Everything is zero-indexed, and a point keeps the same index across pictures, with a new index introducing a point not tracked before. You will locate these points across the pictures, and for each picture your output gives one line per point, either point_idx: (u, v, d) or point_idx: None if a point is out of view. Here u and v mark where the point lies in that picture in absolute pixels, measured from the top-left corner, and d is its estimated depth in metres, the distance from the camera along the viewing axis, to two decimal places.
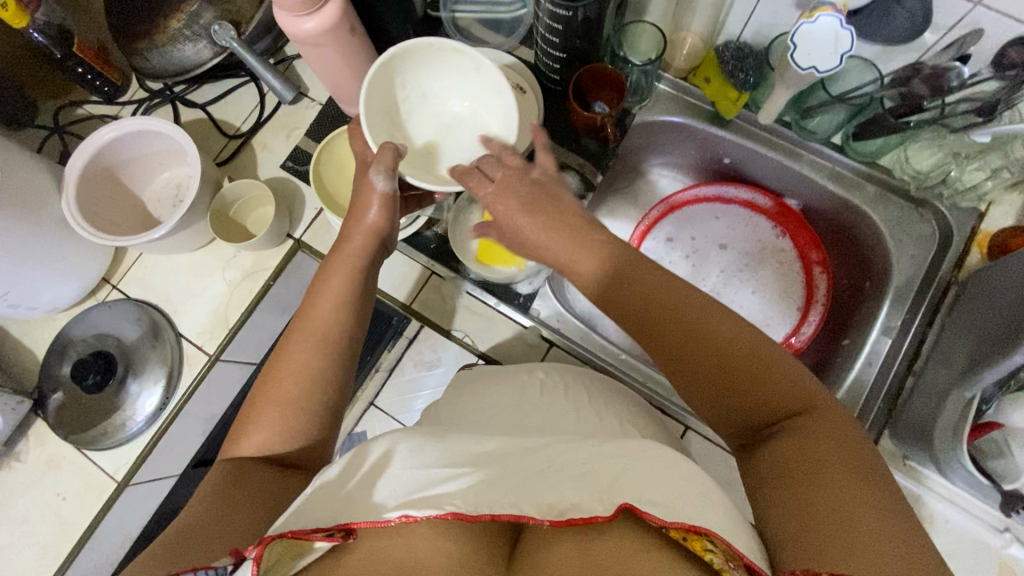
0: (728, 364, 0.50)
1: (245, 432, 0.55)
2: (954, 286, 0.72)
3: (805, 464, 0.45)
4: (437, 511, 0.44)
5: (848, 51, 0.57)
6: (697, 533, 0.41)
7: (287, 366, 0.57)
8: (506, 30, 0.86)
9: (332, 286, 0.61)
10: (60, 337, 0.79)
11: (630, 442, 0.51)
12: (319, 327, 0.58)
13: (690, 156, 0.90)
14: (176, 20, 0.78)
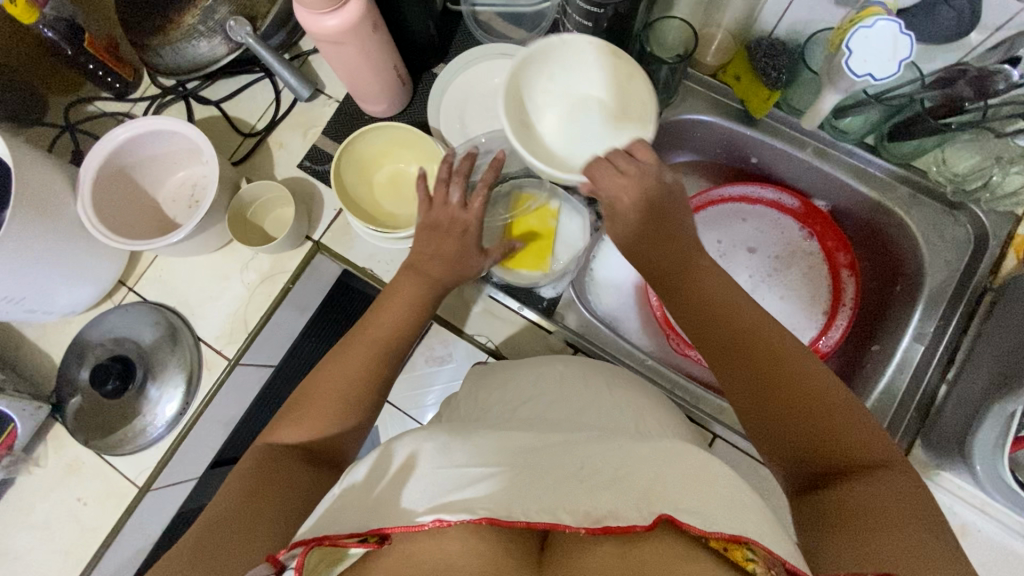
0: (795, 397, 0.50)
1: (290, 422, 0.58)
2: (990, 292, 0.70)
3: (866, 505, 0.44)
4: (471, 516, 0.44)
5: (906, 59, 0.57)
6: (738, 543, 0.40)
7: (344, 366, 0.60)
8: (529, 24, 0.83)
9: (398, 296, 0.65)
10: (77, 340, 0.78)
11: (662, 444, 0.52)
12: (382, 334, 0.63)
13: (715, 154, 0.88)
14: (189, 16, 0.75)
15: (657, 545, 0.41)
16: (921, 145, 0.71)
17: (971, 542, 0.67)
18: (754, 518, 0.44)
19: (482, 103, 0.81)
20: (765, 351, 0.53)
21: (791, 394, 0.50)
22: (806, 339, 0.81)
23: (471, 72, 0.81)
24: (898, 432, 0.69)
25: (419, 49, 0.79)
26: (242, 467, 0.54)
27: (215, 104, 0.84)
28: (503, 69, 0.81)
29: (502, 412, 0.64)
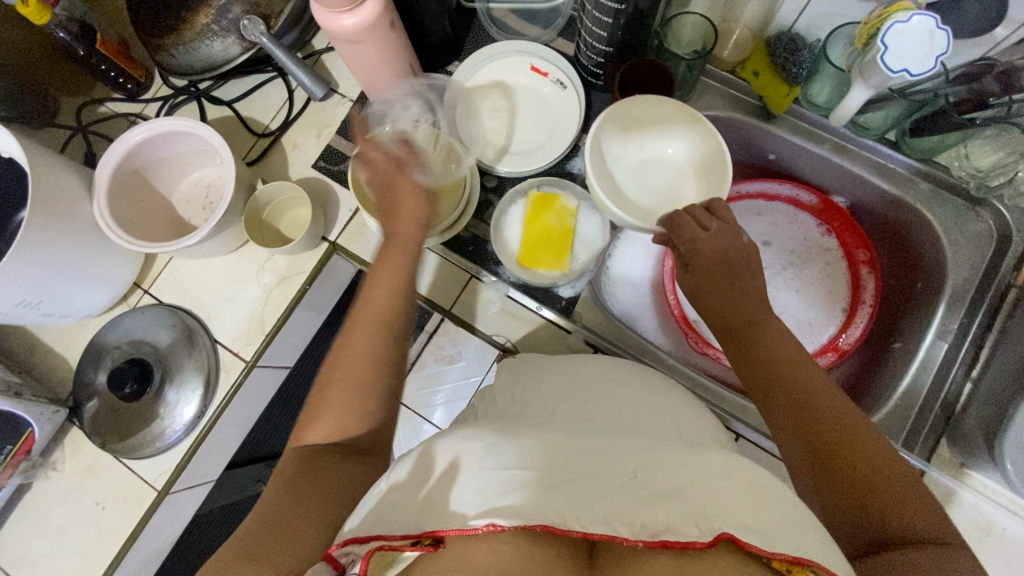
0: (845, 457, 0.48)
1: (314, 418, 0.54)
2: (1014, 290, 0.70)
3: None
4: (521, 521, 0.44)
5: (943, 54, 0.56)
6: (802, 565, 0.39)
7: (350, 352, 0.55)
8: (543, 21, 0.83)
9: (388, 272, 0.60)
10: (93, 343, 0.77)
11: (713, 455, 0.51)
12: (379, 310, 0.58)
13: (732, 151, 0.87)
14: (204, 16, 0.74)
15: (717, 562, 0.40)
16: (944, 140, 0.70)
17: (996, 541, 0.66)
18: (808, 532, 0.43)
19: (498, 101, 0.80)
20: (825, 412, 0.50)
21: (853, 458, 0.47)
22: (825, 335, 0.82)
23: (487, 69, 0.80)
24: (923, 433, 0.69)
25: (434, 47, 0.79)
26: (275, 474, 0.52)
27: (228, 105, 0.83)
28: (519, 66, 0.80)
29: (538, 409, 0.63)
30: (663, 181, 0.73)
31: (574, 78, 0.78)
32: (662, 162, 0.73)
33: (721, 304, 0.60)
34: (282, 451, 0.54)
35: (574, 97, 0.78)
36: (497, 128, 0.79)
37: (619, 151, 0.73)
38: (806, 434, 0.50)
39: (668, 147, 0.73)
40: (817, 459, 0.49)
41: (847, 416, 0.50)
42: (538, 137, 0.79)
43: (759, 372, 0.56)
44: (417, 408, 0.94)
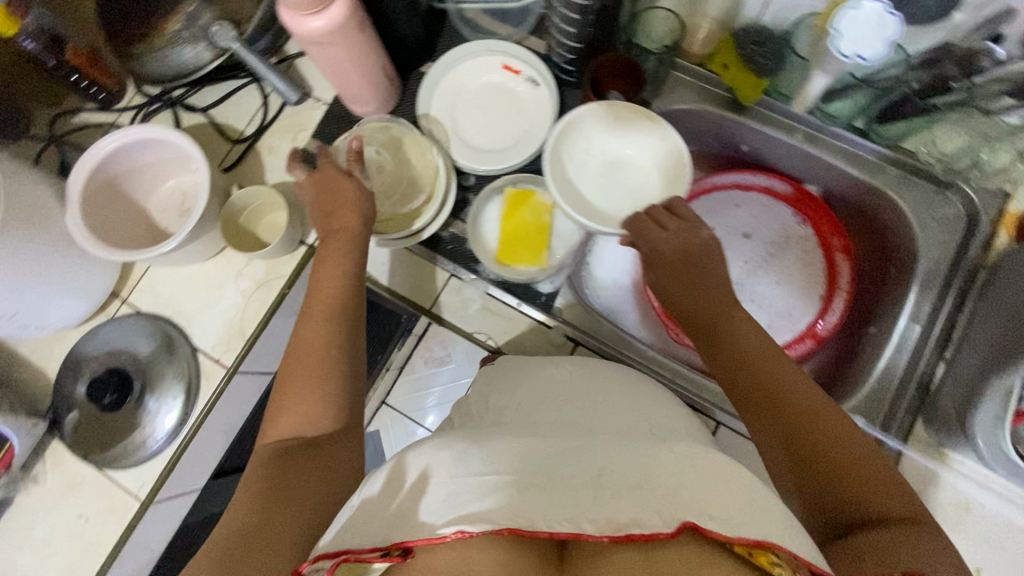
0: (820, 446, 0.48)
1: (278, 417, 0.57)
2: (983, 271, 0.72)
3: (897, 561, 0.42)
4: (492, 527, 0.44)
5: (894, 37, 0.58)
6: (764, 548, 0.42)
7: (303, 346, 0.60)
8: (515, 20, 0.83)
9: (331, 267, 0.63)
10: (71, 355, 0.77)
11: (681, 448, 0.53)
12: (325, 302, 0.62)
13: (707, 144, 0.88)
14: (175, 23, 0.76)
15: (684, 552, 0.42)
16: (910, 125, 0.71)
17: (976, 519, 0.66)
18: (771, 525, 0.44)
19: (472, 100, 0.80)
20: (793, 401, 0.51)
21: (820, 445, 0.48)
22: (803, 323, 0.82)
23: (460, 69, 0.81)
24: (898, 415, 0.69)
25: (406, 49, 0.79)
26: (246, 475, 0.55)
27: (202, 111, 0.83)
28: (492, 66, 0.81)
29: (514, 414, 0.64)
30: (631, 184, 0.74)
31: (546, 76, 0.79)
32: (630, 165, 0.74)
33: (684, 300, 0.59)
34: (254, 449, 0.57)
35: (546, 95, 0.79)
36: (470, 127, 0.80)
37: (587, 157, 0.74)
38: (777, 424, 0.51)
39: (637, 149, 0.73)
40: (789, 449, 0.50)
41: (813, 405, 0.50)
42: (511, 135, 0.79)
43: (728, 362, 0.55)
44: (406, 411, 0.89)
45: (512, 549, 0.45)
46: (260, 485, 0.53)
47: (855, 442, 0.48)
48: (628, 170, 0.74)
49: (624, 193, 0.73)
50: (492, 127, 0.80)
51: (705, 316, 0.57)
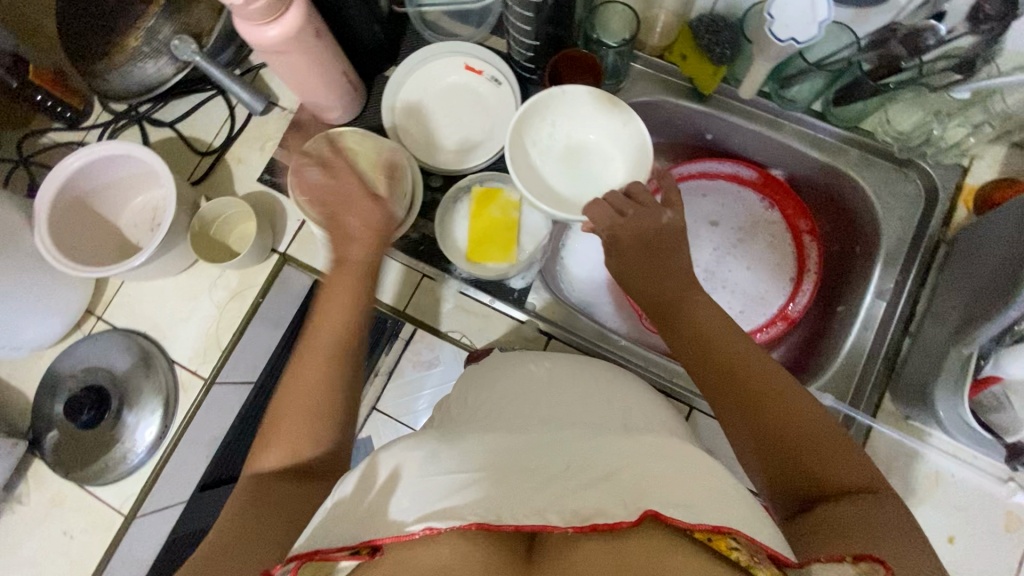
0: (780, 423, 0.50)
1: (266, 445, 0.55)
2: (944, 243, 0.73)
3: (854, 532, 0.44)
4: (461, 522, 0.44)
5: (825, 19, 0.59)
6: (722, 533, 0.42)
7: (302, 382, 0.56)
8: (476, 20, 0.84)
9: (339, 296, 0.59)
10: (49, 374, 0.77)
11: (645, 441, 0.54)
12: (329, 335, 0.57)
13: (673, 135, 0.89)
14: (135, 38, 0.76)
15: (645, 540, 0.42)
16: (866, 107, 0.72)
17: (948, 489, 0.67)
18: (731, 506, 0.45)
19: (436, 102, 0.81)
20: (753, 377, 0.52)
21: (779, 419, 0.50)
22: (775, 306, 0.84)
23: (423, 72, 0.81)
24: (867, 390, 0.71)
25: (368, 53, 0.80)
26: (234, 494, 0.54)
27: (170, 125, 0.83)
28: (455, 67, 0.81)
29: (485, 405, 0.64)
30: (596, 169, 0.74)
31: (508, 74, 0.80)
32: (595, 150, 0.74)
33: (648, 284, 0.60)
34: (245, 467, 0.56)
35: (509, 93, 0.80)
36: (435, 128, 0.81)
37: (552, 144, 0.74)
38: (738, 401, 0.52)
39: (601, 134, 0.74)
40: (751, 425, 0.51)
41: (772, 379, 0.52)
42: (476, 135, 0.80)
43: (689, 343, 0.56)
44: (398, 416, 0.87)
45: (483, 543, 0.44)
46: (246, 503, 0.52)
47: (812, 414, 0.50)
48: (593, 155, 0.74)
49: (587, 179, 0.74)
50: (457, 127, 0.81)
51: (667, 298, 0.59)
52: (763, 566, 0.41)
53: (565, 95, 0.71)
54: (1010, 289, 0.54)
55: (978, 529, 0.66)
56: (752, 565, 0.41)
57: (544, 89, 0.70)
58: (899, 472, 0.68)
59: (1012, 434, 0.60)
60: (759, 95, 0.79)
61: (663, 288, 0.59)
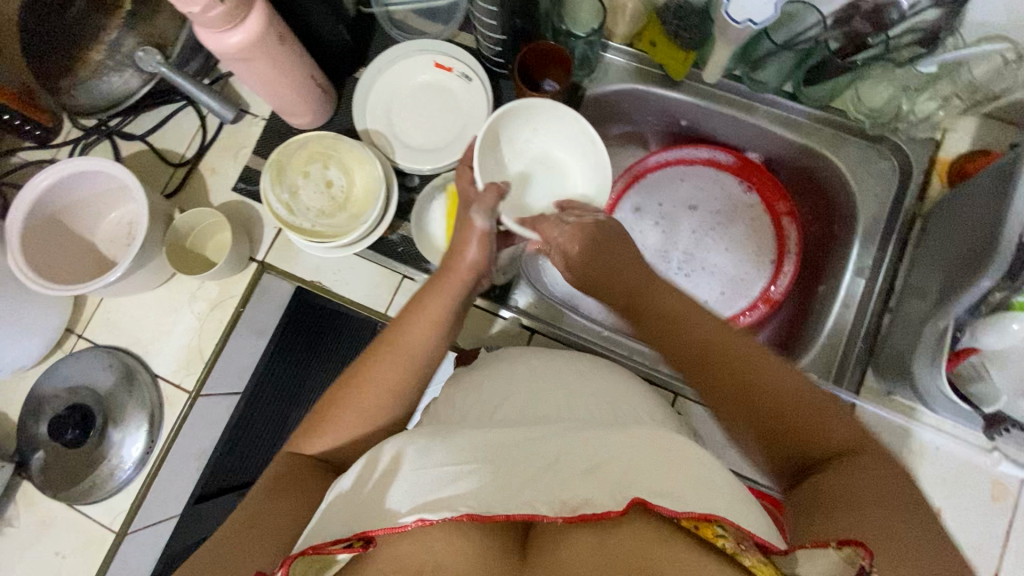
0: (763, 398, 0.49)
1: (316, 432, 0.56)
2: (919, 217, 0.72)
3: (842, 500, 0.44)
4: (452, 513, 0.44)
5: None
6: (710, 521, 0.42)
7: (375, 379, 0.56)
8: (444, 18, 0.84)
9: (429, 312, 0.59)
10: (31, 395, 0.76)
11: (635, 433, 0.51)
12: (411, 349, 0.57)
13: (650, 123, 0.89)
14: (97, 52, 0.78)
15: (634, 531, 0.42)
16: (836, 85, 0.72)
17: (932, 462, 0.68)
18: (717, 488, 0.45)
19: (408, 101, 0.81)
20: (733, 360, 0.51)
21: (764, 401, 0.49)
22: (757, 289, 0.84)
23: (392, 72, 0.81)
24: (849, 367, 0.72)
25: (336, 55, 0.79)
26: (269, 468, 0.55)
27: (140, 138, 0.82)
28: (424, 65, 0.81)
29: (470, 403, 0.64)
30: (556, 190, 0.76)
31: (478, 69, 0.79)
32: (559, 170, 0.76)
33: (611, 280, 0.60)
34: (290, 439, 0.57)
35: (481, 89, 0.79)
36: (408, 127, 0.80)
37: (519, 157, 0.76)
38: (721, 386, 0.51)
39: (569, 155, 0.76)
40: (736, 410, 0.50)
41: (752, 359, 0.50)
42: (449, 132, 0.80)
43: (666, 333, 0.55)
44: None
45: (473, 537, 0.44)
46: (281, 479, 0.53)
47: (796, 391, 0.49)
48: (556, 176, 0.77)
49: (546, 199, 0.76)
50: (429, 126, 0.80)
51: (632, 290, 0.59)
52: (749, 554, 0.41)
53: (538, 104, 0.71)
54: (984, 261, 0.54)
55: (965, 500, 0.66)
56: (738, 552, 0.41)
57: (514, 102, 0.69)
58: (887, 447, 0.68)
59: (986, 404, 0.60)
60: (729, 78, 0.79)
61: (635, 278, 0.59)
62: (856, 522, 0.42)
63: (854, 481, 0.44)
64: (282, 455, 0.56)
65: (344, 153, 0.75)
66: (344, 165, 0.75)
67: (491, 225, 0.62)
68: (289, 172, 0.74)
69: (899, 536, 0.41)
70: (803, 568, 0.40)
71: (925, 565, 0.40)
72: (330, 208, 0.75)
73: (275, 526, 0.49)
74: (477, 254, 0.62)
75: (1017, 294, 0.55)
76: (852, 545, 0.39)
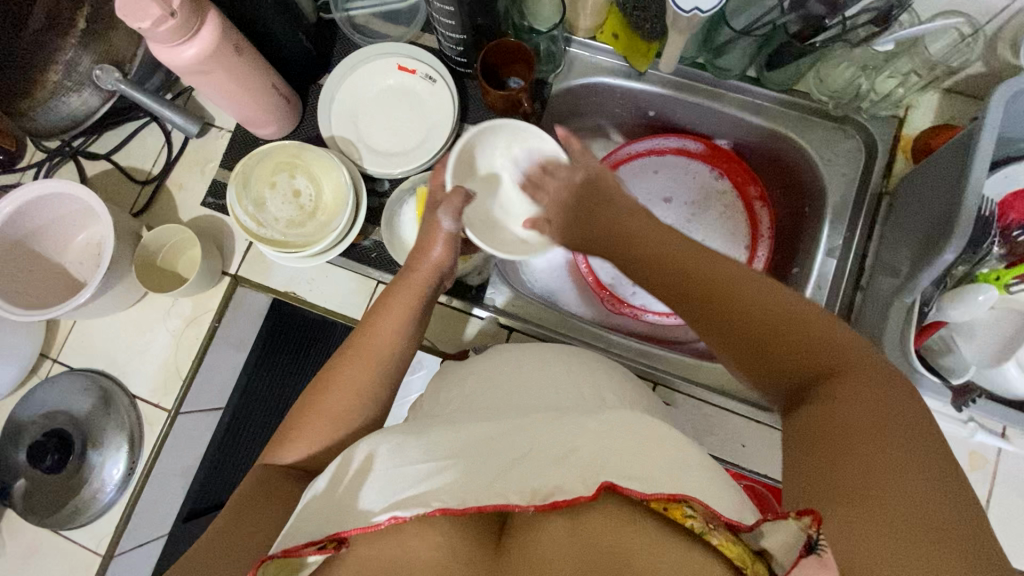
0: (755, 326, 0.45)
1: (287, 442, 0.56)
2: (887, 195, 0.73)
3: (829, 429, 0.41)
4: (426, 509, 0.44)
5: None
6: (677, 502, 0.41)
7: (339, 384, 0.57)
8: (406, 20, 0.84)
9: (393, 315, 0.60)
10: (8, 423, 0.76)
11: (608, 416, 0.51)
12: (376, 354, 0.58)
13: (618, 115, 0.89)
14: (53, 72, 0.74)
15: (605, 516, 0.42)
16: (800, 67, 0.72)
17: None
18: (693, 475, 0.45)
19: (374, 106, 0.80)
20: (716, 286, 0.47)
21: (749, 333, 0.45)
22: None
23: (356, 77, 0.80)
24: None
25: (298, 64, 0.78)
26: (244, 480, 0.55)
27: (105, 158, 0.82)
28: (388, 69, 0.80)
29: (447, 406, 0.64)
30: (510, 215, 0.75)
31: (442, 70, 0.79)
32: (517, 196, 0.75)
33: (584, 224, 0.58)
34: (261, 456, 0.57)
35: (445, 90, 0.79)
36: (375, 132, 0.80)
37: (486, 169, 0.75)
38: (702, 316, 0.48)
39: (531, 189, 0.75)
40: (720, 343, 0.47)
41: (735, 283, 0.47)
42: (417, 135, 0.80)
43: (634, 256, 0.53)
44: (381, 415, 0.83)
45: (448, 532, 0.43)
46: (252, 491, 0.53)
47: (788, 315, 0.45)
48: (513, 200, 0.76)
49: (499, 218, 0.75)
50: (396, 130, 0.80)
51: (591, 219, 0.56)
52: (718, 531, 0.40)
53: (522, 130, 0.72)
54: (945, 235, 0.54)
55: None
56: (706, 532, 0.40)
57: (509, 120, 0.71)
58: None
59: (955, 375, 0.61)
60: (692, 66, 0.79)
61: None
62: (842, 450, 0.39)
63: (847, 408, 0.41)
64: (256, 467, 0.56)
65: (310, 161, 0.74)
66: (312, 173, 0.75)
67: (455, 228, 0.63)
68: (253, 183, 0.73)
69: (900, 471, 0.37)
70: (768, 541, 0.38)
71: (906, 487, 0.37)
72: (298, 218, 0.75)
73: (249, 534, 0.50)
74: (441, 254, 0.64)
75: (977, 267, 0.60)
76: (806, 513, 0.36)
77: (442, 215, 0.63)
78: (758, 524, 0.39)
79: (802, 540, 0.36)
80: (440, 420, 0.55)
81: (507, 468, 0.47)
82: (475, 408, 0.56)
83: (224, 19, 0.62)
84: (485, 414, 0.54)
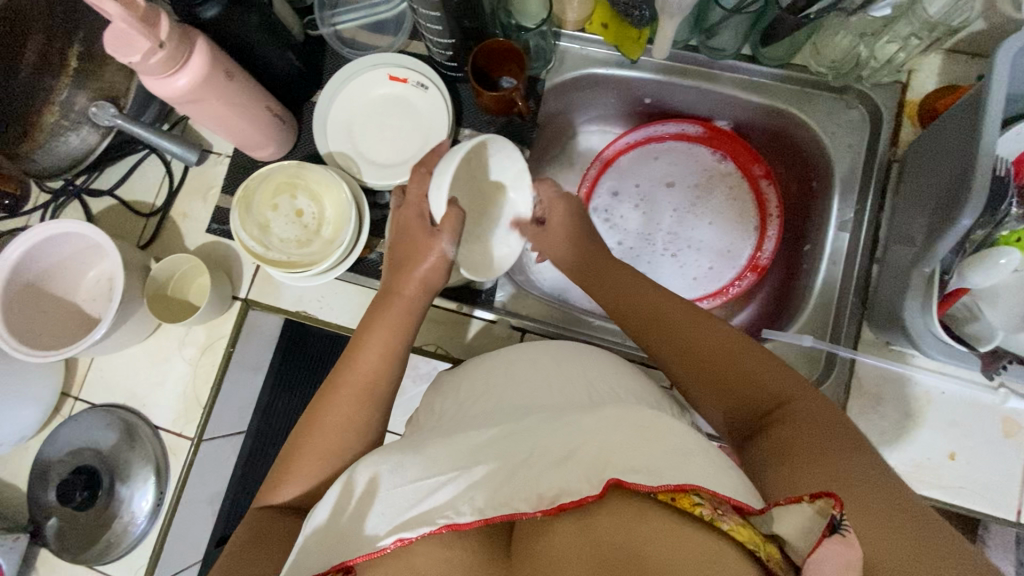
0: (723, 361, 0.54)
1: (279, 480, 0.56)
2: (896, 162, 0.70)
3: (800, 443, 0.46)
4: (432, 528, 0.44)
5: None
6: (684, 491, 0.41)
7: (331, 417, 0.57)
8: (393, 29, 0.84)
9: (382, 340, 0.61)
10: (37, 464, 0.77)
11: (609, 412, 0.49)
12: (364, 382, 0.59)
13: (612, 105, 0.89)
14: (51, 113, 0.76)
15: (614, 513, 0.42)
16: (795, 41, 0.71)
17: (939, 406, 0.66)
18: (710, 462, 0.44)
19: (369, 119, 0.80)
20: (688, 328, 0.57)
21: (706, 355, 0.55)
22: (745, 257, 0.85)
23: (348, 90, 0.80)
24: (845, 320, 0.71)
25: (289, 84, 0.78)
26: (242, 523, 0.56)
27: (109, 194, 0.82)
28: (379, 80, 0.80)
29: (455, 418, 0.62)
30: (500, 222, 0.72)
31: (433, 77, 0.78)
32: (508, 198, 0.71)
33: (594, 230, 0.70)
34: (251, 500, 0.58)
35: (438, 96, 0.78)
36: (372, 145, 0.80)
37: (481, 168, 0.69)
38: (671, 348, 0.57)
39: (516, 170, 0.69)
40: (685, 368, 0.56)
41: (706, 327, 0.56)
42: (413, 145, 0.79)
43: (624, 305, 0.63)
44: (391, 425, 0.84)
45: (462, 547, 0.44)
46: (252, 534, 0.54)
47: (741, 347, 0.54)
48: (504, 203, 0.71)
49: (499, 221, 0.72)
50: (393, 141, 0.80)
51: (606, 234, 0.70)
52: (727, 518, 0.40)
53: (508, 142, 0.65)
54: (962, 197, 0.53)
55: (977, 440, 0.65)
56: (716, 519, 0.40)
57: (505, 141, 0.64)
58: (891, 398, 0.67)
59: (983, 343, 0.59)
60: (683, 49, 0.77)
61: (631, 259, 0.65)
62: (813, 456, 0.45)
63: (798, 422, 0.48)
64: (252, 512, 0.56)
65: (311, 180, 0.75)
66: (315, 194, 0.75)
67: (452, 253, 0.64)
68: (256, 207, 0.73)
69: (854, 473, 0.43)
70: (780, 526, 0.40)
71: (859, 474, 0.43)
72: (304, 237, 0.75)
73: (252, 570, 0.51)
74: (430, 271, 0.64)
75: (997, 230, 0.58)
76: (824, 496, 0.38)
77: (442, 240, 0.63)
78: (769, 509, 0.40)
79: (826, 521, 0.37)
80: (442, 431, 0.55)
81: (512, 472, 0.46)
82: (477, 413, 0.56)
83: (212, 46, 0.62)
84: (495, 417, 0.54)
